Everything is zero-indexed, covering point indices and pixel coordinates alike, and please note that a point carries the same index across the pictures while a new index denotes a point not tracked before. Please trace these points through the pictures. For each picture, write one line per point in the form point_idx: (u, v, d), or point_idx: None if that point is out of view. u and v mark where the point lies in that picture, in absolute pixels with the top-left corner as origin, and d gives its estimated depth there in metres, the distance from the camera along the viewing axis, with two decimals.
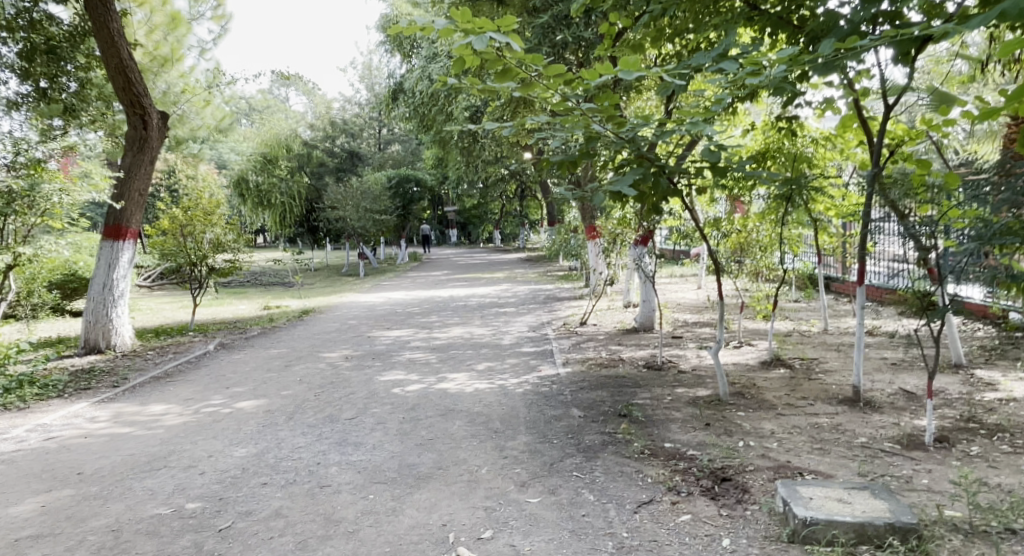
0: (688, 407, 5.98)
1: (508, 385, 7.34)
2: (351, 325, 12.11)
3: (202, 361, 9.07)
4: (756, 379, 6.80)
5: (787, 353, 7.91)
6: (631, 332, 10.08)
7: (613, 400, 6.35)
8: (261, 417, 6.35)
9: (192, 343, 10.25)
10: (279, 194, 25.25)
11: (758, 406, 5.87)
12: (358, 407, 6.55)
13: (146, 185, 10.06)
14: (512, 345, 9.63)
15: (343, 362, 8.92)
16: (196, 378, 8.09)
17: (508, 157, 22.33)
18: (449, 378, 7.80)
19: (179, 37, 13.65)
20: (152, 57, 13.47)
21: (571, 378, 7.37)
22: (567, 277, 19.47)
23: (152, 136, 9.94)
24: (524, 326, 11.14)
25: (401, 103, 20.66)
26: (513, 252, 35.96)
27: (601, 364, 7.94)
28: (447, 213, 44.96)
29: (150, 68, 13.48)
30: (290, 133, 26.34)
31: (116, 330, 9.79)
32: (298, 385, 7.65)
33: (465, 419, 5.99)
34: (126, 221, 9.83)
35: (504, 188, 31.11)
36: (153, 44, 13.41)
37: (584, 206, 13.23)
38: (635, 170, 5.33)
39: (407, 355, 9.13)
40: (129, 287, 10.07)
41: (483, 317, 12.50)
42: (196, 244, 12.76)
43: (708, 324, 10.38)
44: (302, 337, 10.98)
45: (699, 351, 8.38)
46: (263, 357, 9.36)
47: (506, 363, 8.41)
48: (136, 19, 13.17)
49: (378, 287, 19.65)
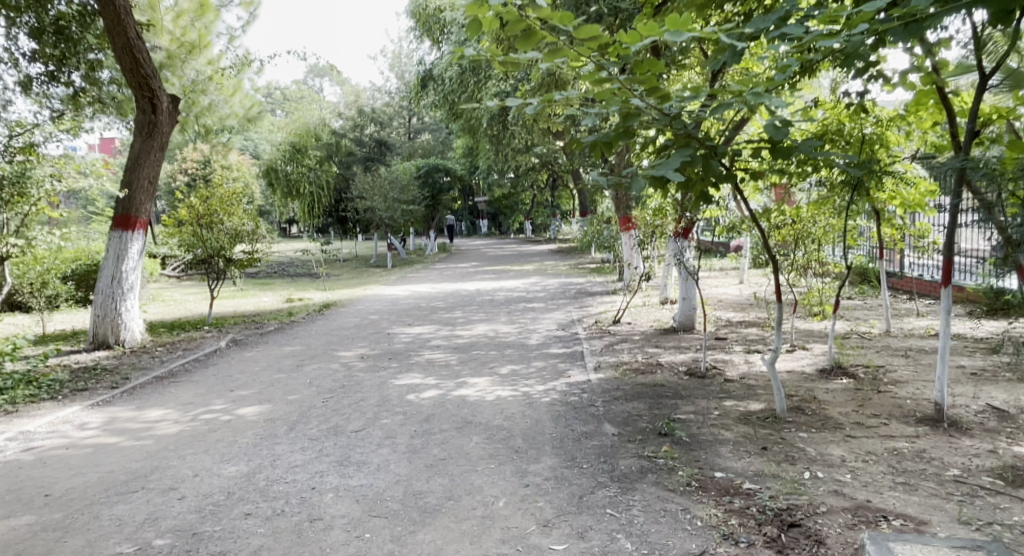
0: (739, 425, 5.24)
1: (533, 392, 6.64)
2: (371, 321, 11.51)
3: (210, 359, 8.52)
4: (816, 392, 6.04)
5: (848, 361, 7.08)
6: (669, 332, 9.30)
7: (652, 414, 5.62)
8: (261, 427, 5.75)
9: (203, 338, 9.70)
10: (308, 183, 24.92)
11: (822, 427, 5.11)
12: (367, 417, 5.91)
13: (156, 171, 9.51)
14: (539, 345, 8.94)
15: (358, 362, 8.30)
16: (200, 379, 7.53)
17: (540, 146, 21.59)
18: (470, 383, 7.13)
19: (207, 23, 13.09)
20: (180, 44, 13.05)
21: (604, 386, 6.65)
22: (599, 270, 18.68)
23: (162, 121, 9.42)
24: (553, 324, 10.42)
25: (431, 91, 19.99)
26: (544, 244, 35.25)
27: (637, 370, 7.19)
28: (478, 203, 44.35)
29: (178, 56, 13.11)
30: (319, 121, 25.89)
31: (126, 325, 9.30)
32: (306, 389, 7.04)
33: (484, 434, 5.33)
34: (138, 211, 9.31)
35: (534, 179, 30.36)
36: (180, 30, 12.94)
37: (618, 195, 12.41)
38: (681, 151, 4.51)
39: (426, 356, 8.48)
40: (139, 279, 9.58)
41: (510, 313, 11.80)
42: (215, 237, 12.25)
43: (755, 324, 9.55)
44: (319, 333, 10.42)
45: (746, 355, 7.58)
46: (275, 356, 8.79)
47: (533, 366, 7.70)
48: (164, 5, 12.70)
49: (404, 279, 19.06)
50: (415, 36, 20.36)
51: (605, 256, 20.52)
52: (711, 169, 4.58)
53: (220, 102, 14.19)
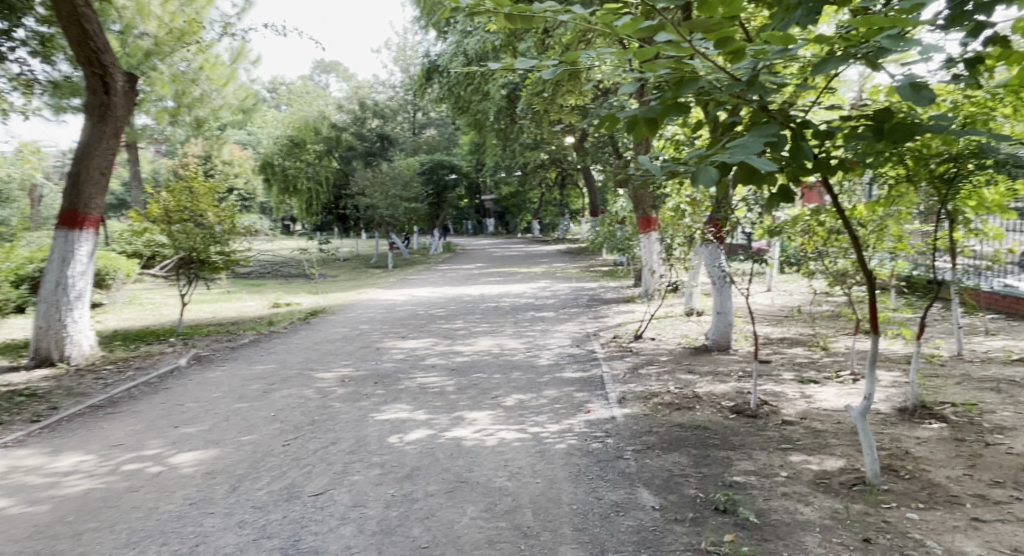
0: (819, 498, 3.98)
1: (545, 435, 5.34)
2: (360, 332, 10.22)
3: (164, 383, 7.23)
4: (906, 444, 4.78)
5: (933, 397, 5.80)
6: (701, 352, 7.99)
7: (700, 477, 4.37)
8: (195, 486, 4.47)
9: (162, 354, 8.37)
10: (306, 179, 23.91)
11: (934, 501, 3.88)
12: (335, 472, 4.66)
13: (109, 161, 8.15)
14: (550, 366, 7.65)
15: (336, 387, 7.01)
16: (143, 410, 6.24)
17: (551, 141, 20.27)
18: (468, 419, 5.85)
19: (197, 9, 11.77)
20: (168, 30, 11.43)
21: (633, 429, 5.36)
22: (613, 274, 17.34)
23: (117, 103, 8.07)
24: (566, 339, 9.14)
25: (436, 84, 18.75)
26: (552, 244, 33.98)
27: (671, 406, 5.89)
28: (484, 201, 42.95)
29: (165, 43, 11.44)
30: (319, 114, 24.68)
31: (73, 339, 8.00)
32: (266, 426, 5.74)
33: (482, 504, 4.07)
34: (89, 206, 8.03)
35: (544, 177, 29.07)
36: (169, 16, 11.36)
37: (639, 193, 11.15)
38: (760, 129, 3.11)
39: (418, 380, 7.21)
40: (90, 285, 8.27)
41: (516, 324, 10.46)
42: (188, 237, 10.88)
43: (801, 344, 8.24)
44: (299, 347, 9.17)
45: (800, 388, 6.29)
46: (241, 377, 7.49)
47: (544, 397, 6.42)
48: None
49: (404, 282, 17.69)
50: (420, 24, 19.00)
51: (618, 259, 19.26)
52: (803, 154, 3.20)
53: (210, 92, 12.99)
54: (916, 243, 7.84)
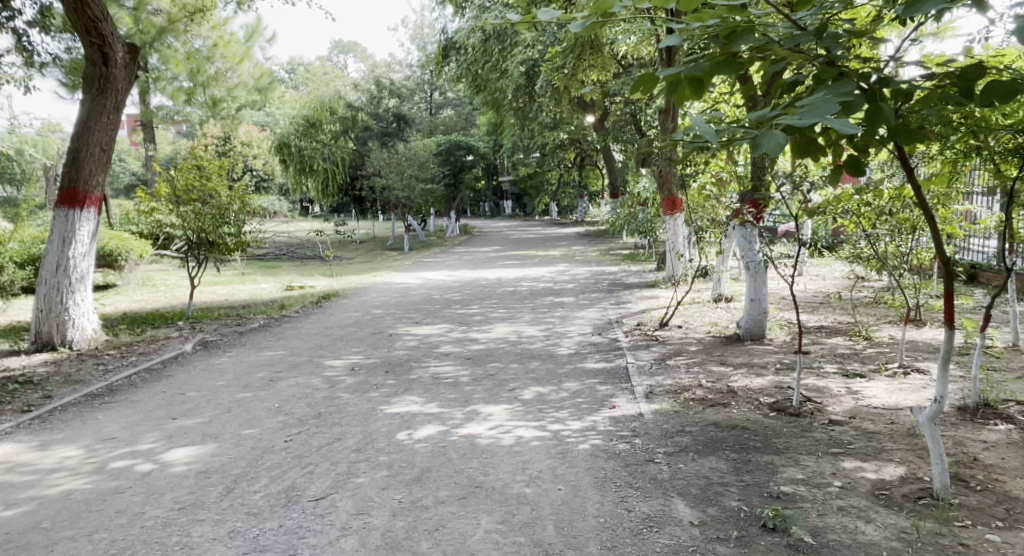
0: (882, 514, 3.52)
1: (567, 434, 4.91)
2: (373, 317, 9.83)
3: (167, 370, 6.88)
4: (973, 449, 4.29)
5: (994, 394, 5.29)
6: (733, 342, 7.49)
7: (743, 486, 3.91)
8: (188, 487, 4.10)
9: (167, 339, 8.02)
10: (322, 160, 23.60)
11: (1016, 520, 3.40)
12: (338, 473, 4.26)
13: (111, 135, 7.79)
14: (572, 356, 7.21)
15: (345, 376, 6.63)
16: (141, 399, 5.88)
17: (571, 120, 19.69)
18: (485, 413, 5.43)
19: None
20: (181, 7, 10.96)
21: (664, 428, 4.92)
22: (634, 257, 16.81)
23: (118, 75, 7.68)
24: (587, 326, 8.69)
25: (452, 62, 18.24)
26: (571, 226, 33.43)
27: (704, 402, 5.44)
28: (501, 182, 42.36)
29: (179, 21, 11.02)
30: (335, 93, 24.28)
31: (74, 322, 7.67)
32: (269, 419, 5.36)
33: (500, 514, 3.66)
34: (90, 184, 7.68)
35: (563, 158, 28.48)
36: None
37: (664, 173, 10.64)
38: (832, 87, 2.62)
39: (432, 369, 6.80)
40: (93, 266, 7.93)
41: (535, 310, 10.01)
42: (197, 217, 10.52)
43: (840, 333, 7.72)
44: (309, 332, 8.80)
45: (845, 384, 5.79)
46: (247, 365, 7.12)
47: (565, 390, 5.98)
48: None
49: (419, 265, 17.27)
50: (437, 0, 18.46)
51: (638, 242, 18.74)
52: (882, 118, 2.70)
53: (225, 70, 12.66)
54: (964, 225, 7.34)
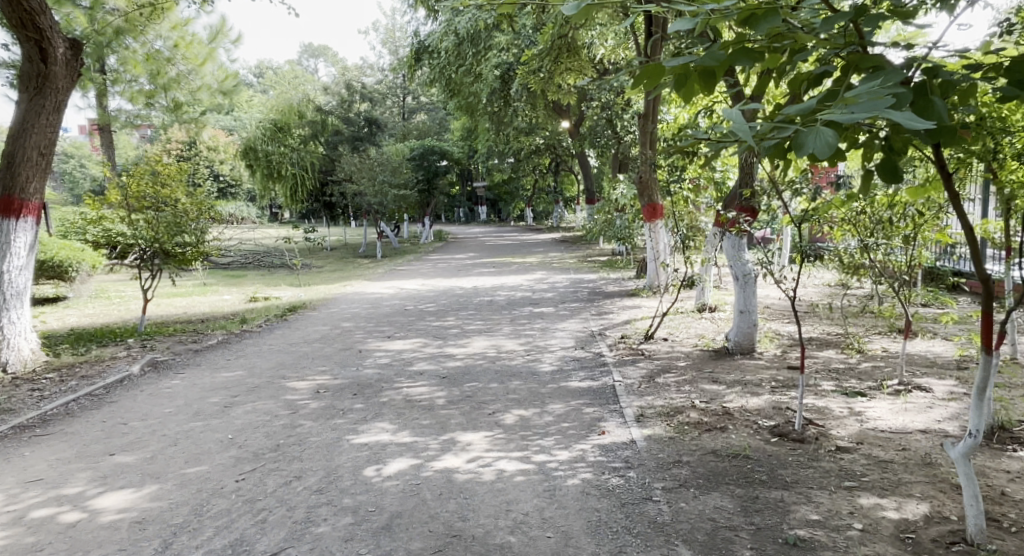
0: None
1: (553, 466, 4.45)
2: (342, 331, 9.28)
3: (111, 395, 6.28)
4: (999, 481, 3.90)
5: (1008, 414, 4.92)
6: (722, 356, 7.06)
7: (753, 530, 3.48)
8: (120, 541, 3.56)
9: (114, 359, 7.40)
10: (290, 164, 22.75)
11: None
12: (296, 522, 3.74)
13: (50, 138, 7.20)
14: (554, 373, 6.75)
15: (309, 400, 6.09)
16: (78, 432, 5.29)
17: (546, 125, 19.31)
18: (462, 442, 4.94)
19: None
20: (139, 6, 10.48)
21: (659, 458, 4.46)
22: (612, 265, 16.42)
23: (58, 73, 7.09)
24: (569, 339, 8.24)
25: (424, 65, 17.76)
26: (547, 232, 33.02)
27: (699, 425, 5.00)
28: (476, 188, 41.87)
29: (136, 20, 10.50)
30: (303, 96, 23.62)
31: (10, 343, 7.01)
32: (220, 453, 4.81)
33: None
34: (28, 191, 7.05)
35: (538, 163, 28.07)
36: None
37: (644, 179, 10.28)
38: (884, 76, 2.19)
39: (403, 391, 6.28)
40: (31, 282, 7.30)
41: (513, 322, 9.53)
42: (149, 225, 9.86)
43: (833, 345, 7.36)
44: (271, 349, 8.22)
45: (847, 403, 5.37)
46: (201, 388, 6.55)
47: (549, 413, 5.52)
48: None
49: (392, 273, 16.69)
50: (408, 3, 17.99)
51: (616, 248, 18.37)
52: (936, 113, 2.28)
53: (188, 72, 11.50)
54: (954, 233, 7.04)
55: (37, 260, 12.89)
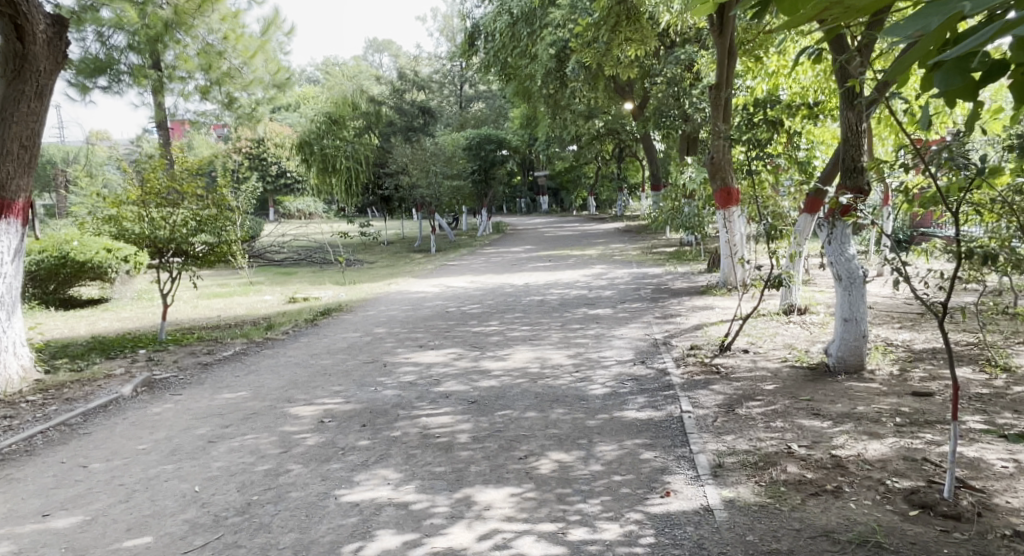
0: None
1: (595, 551, 3.20)
2: (372, 340, 8.23)
3: (86, 425, 5.40)
4: None
5: None
6: (822, 376, 5.62)
7: None
8: None
9: (109, 379, 6.55)
10: (345, 158, 22.07)
11: None
12: None
13: (33, 128, 6.44)
14: (607, 397, 5.47)
15: (306, 434, 5.01)
16: (24, 480, 4.38)
17: (609, 107, 17.87)
18: (478, 504, 3.74)
19: None
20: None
21: (747, 547, 3.13)
22: (681, 256, 14.92)
23: (38, 54, 6.34)
24: (629, 351, 6.92)
25: (478, 48, 16.58)
26: (612, 221, 31.45)
27: (802, 487, 3.64)
28: (537, 178, 40.64)
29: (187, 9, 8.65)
30: (359, 87, 22.69)
31: None
32: (174, 516, 3.79)
33: None
34: (9, 189, 6.32)
35: (600, 149, 26.57)
36: None
37: (719, 158, 8.79)
38: None
39: (420, 422, 5.13)
40: (19, 290, 6.56)
41: (564, 327, 8.26)
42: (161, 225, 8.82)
43: (966, 359, 5.80)
44: (286, 363, 7.23)
45: (1009, 453, 3.89)
46: (192, 415, 5.59)
47: (597, 459, 4.26)
48: None
49: (443, 269, 15.65)
50: None
51: (686, 237, 16.80)
52: None
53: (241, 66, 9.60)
54: None
55: (77, 263, 12.31)
